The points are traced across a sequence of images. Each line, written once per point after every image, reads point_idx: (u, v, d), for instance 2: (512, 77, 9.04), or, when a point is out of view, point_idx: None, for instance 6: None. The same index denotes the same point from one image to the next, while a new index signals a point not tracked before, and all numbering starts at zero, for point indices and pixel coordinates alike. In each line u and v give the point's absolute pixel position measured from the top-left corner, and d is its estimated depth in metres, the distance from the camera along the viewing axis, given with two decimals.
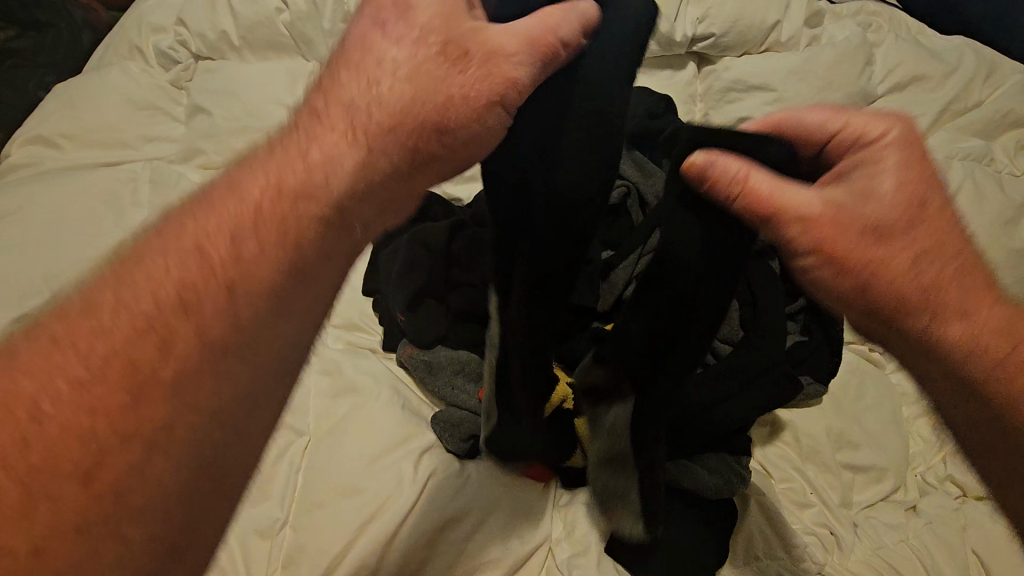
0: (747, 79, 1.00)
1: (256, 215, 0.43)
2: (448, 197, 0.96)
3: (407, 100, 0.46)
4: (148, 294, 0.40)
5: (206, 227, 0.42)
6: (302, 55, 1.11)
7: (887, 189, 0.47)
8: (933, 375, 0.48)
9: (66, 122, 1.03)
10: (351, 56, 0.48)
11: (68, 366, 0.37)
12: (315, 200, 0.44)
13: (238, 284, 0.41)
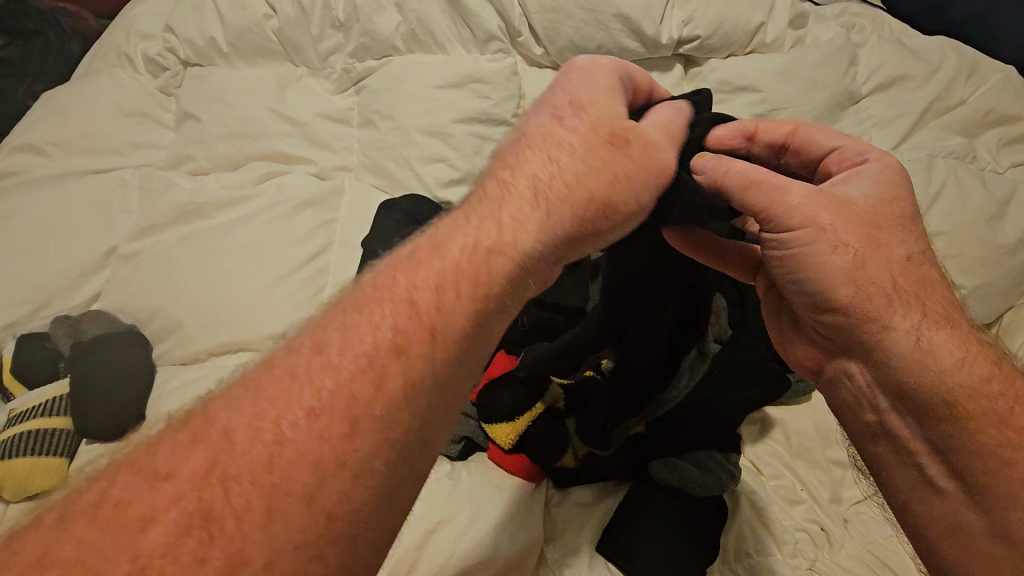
0: (732, 81, 1.03)
1: (376, 306, 0.45)
2: (439, 201, 0.97)
3: (446, 266, 0.47)
4: (318, 393, 0.41)
5: (424, 297, 0.45)
6: (291, 61, 1.09)
7: (810, 233, 0.53)
8: (942, 433, 0.48)
9: (54, 128, 1.03)
10: (492, 183, 0.51)
11: (308, 399, 0.40)
12: (421, 274, 0.46)
13: (387, 371, 0.42)
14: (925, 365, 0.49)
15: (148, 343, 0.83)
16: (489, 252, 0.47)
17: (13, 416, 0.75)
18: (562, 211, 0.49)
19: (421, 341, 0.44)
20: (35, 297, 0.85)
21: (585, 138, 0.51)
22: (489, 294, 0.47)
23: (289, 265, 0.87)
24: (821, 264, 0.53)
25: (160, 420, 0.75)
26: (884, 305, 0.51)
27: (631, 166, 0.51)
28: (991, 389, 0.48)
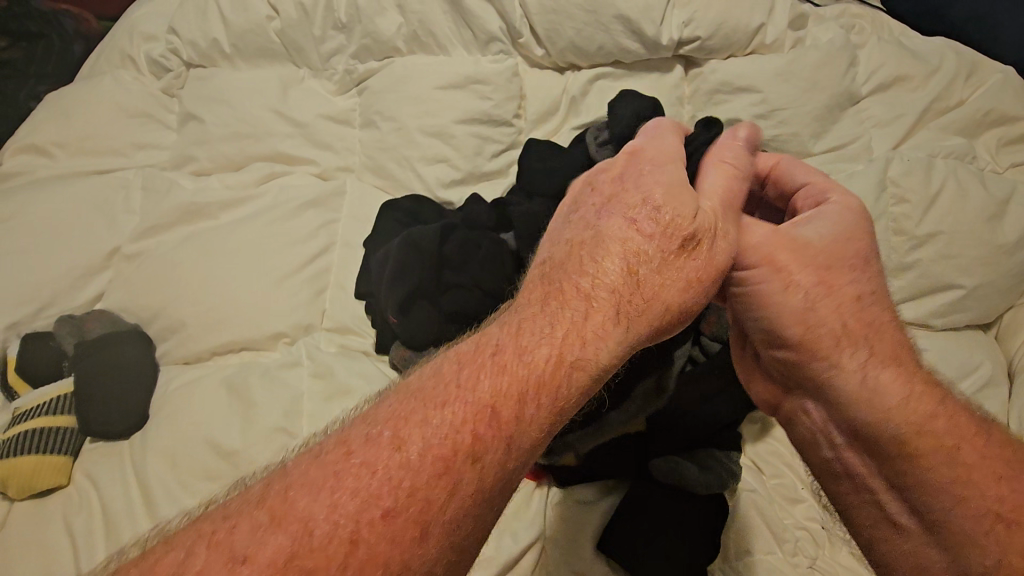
0: (732, 81, 1.04)
1: (458, 396, 0.43)
2: (439, 200, 0.98)
3: (527, 368, 0.45)
4: (398, 495, 0.38)
5: (508, 401, 0.43)
6: (293, 62, 1.10)
7: (759, 277, 0.59)
8: (905, 477, 0.53)
9: (58, 130, 1.03)
10: (561, 271, 0.52)
11: (385, 497, 0.38)
12: (500, 367, 0.44)
13: (465, 472, 0.40)
14: (871, 402, 0.55)
15: (151, 343, 0.83)
16: (571, 358, 0.46)
17: (17, 415, 0.75)
18: (641, 322, 0.50)
19: (501, 450, 0.41)
20: (40, 297, 0.86)
21: (663, 250, 0.52)
22: (568, 408, 0.45)
23: (291, 266, 0.88)
24: (776, 306, 0.58)
25: (163, 419, 0.75)
26: (833, 348, 0.57)
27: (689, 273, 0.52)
28: (943, 428, 0.52)
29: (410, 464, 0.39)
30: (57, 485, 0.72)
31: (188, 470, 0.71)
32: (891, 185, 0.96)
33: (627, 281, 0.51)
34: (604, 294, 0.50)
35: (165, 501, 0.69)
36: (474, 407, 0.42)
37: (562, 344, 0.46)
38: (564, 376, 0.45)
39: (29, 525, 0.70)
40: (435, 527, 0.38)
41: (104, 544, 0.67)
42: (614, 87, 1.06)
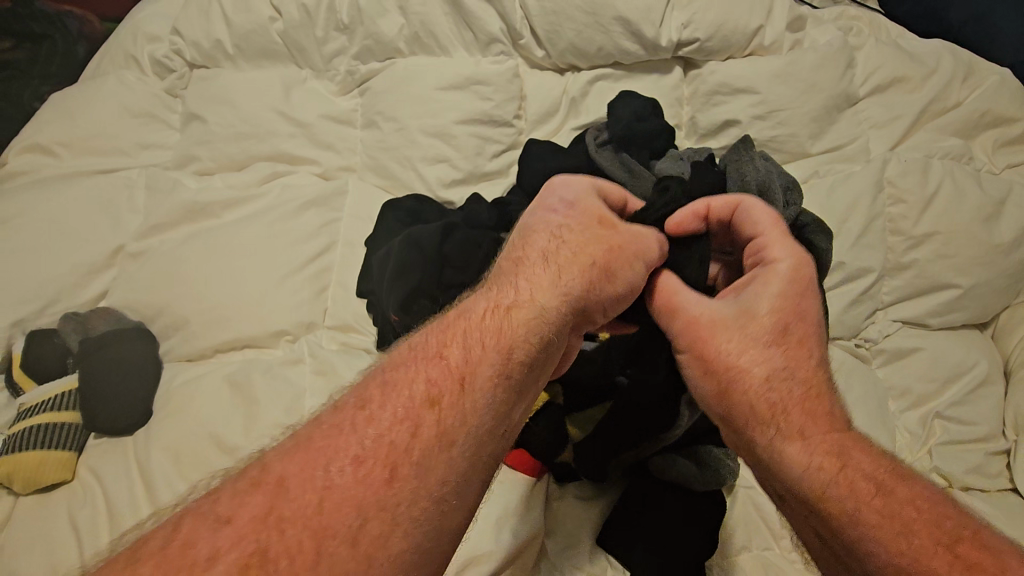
0: (731, 83, 1.05)
1: (410, 365, 0.50)
2: (440, 200, 0.99)
3: (470, 336, 0.52)
4: (364, 440, 0.44)
5: (455, 359, 0.50)
6: (296, 62, 1.11)
7: (689, 352, 0.62)
8: (833, 538, 0.51)
9: (62, 129, 1.04)
10: (503, 270, 0.59)
11: (351, 446, 0.43)
12: (448, 335, 0.53)
13: (426, 416, 0.46)
14: (787, 465, 0.54)
15: (154, 340, 0.84)
16: (508, 308, 0.55)
17: (22, 411, 0.76)
18: (573, 273, 0.57)
19: (453, 387, 0.49)
20: (44, 294, 0.87)
21: (580, 230, 0.61)
22: (517, 347, 0.53)
23: (292, 264, 0.89)
24: (701, 381, 0.60)
25: (167, 415, 0.76)
26: (752, 421, 0.56)
27: (610, 240, 0.61)
28: (858, 500, 0.50)
29: (372, 417, 0.46)
30: (62, 480, 0.73)
31: (192, 465, 0.71)
32: (887, 186, 0.97)
33: (552, 252, 0.59)
34: (532, 262, 0.58)
35: (169, 496, 0.69)
36: (427, 368, 0.49)
37: (499, 310, 0.54)
38: (507, 331, 0.53)
39: (34, 520, 0.70)
40: (402, 459, 0.44)
41: (108, 538, 0.68)
42: (613, 88, 1.07)
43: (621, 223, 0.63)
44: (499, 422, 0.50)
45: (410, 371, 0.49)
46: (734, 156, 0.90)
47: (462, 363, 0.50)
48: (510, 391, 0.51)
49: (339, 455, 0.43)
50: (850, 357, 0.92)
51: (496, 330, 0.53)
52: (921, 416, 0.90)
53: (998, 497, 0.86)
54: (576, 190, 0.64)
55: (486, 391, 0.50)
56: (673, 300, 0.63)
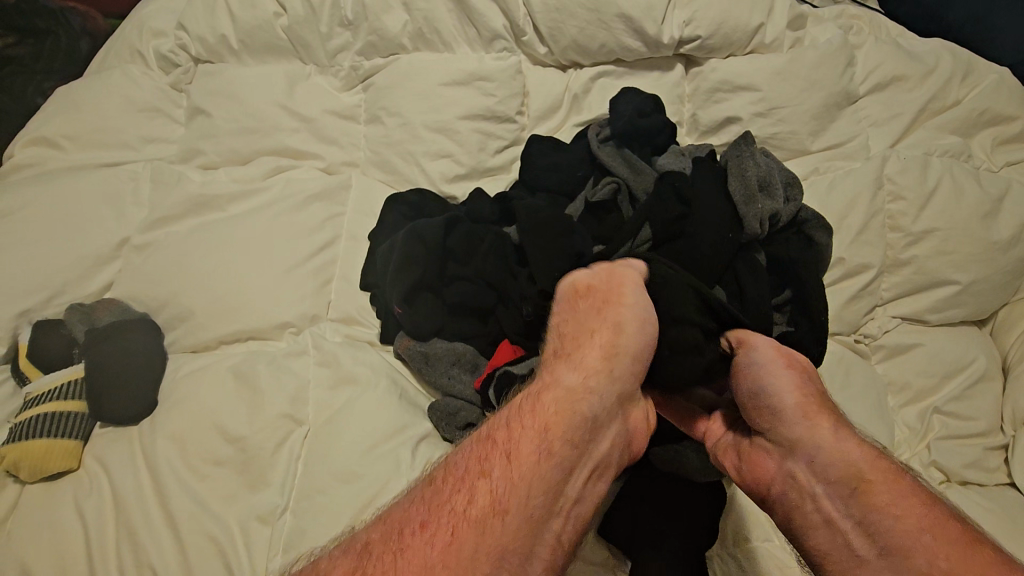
0: (732, 80, 1.05)
1: (469, 445, 0.58)
2: (444, 195, 0.99)
3: (515, 412, 0.59)
4: (428, 508, 0.52)
5: (504, 435, 0.57)
6: (300, 58, 1.11)
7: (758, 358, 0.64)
8: (882, 518, 0.51)
9: (68, 123, 1.05)
10: (549, 357, 0.66)
11: (420, 514, 0.52)
12: (501, 415, 0.60)
13: (476, 485, 0.53)
14: (842, 454, 0.56)
15: (159, 331, 0.85)
16: (538, 394, 0.60)
17: (28, 400, 0.77)
18: (582, 355, 0.63)
19: (501, 459, 0.55)
20: (49, 286, 0.87)
21: (579, 311, 0.68)
22: (553, 424, 0.57)
23: (298, 257, 0.89)
24: (778, 369, 0.62)
25: (173, 404, 0.76)
26: (820, 415, 0.59)
27: (602, 305, 0.67)
28: (905, 484, 0.54)
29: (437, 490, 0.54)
30: (69, 468, 0.73)
31: (196, 454, 0.72)
32: (887, 183, 0.98)
33: (566, 341, 0.66)
34: (558, 350, 0.65)
35: (174, 484, 0.70)
36: (482, 443, 0.57)
37: (541, 389, 0.61)
38: (545, 403, 0.59)
39: (39, 508, 0.71)
40: (454, 526, 0.50)
41: (114, 525, 0.69)
42: (614, 85, 1.08)
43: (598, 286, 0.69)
44: (550, 493, 0.54)
45: (468, 450, 0.57)
46: (734, 151, 0.91)
47: (510, 436, 0.56)
48: (554, 462, 0.55)
49: (408, 525, 0.51)
50: (849, 353, 0.93)
51: (536, 405, 0.59)
52: (919, 411, 0.91)
53: (997, 492, 0.87)
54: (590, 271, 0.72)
55: (531, 462, 0.54)
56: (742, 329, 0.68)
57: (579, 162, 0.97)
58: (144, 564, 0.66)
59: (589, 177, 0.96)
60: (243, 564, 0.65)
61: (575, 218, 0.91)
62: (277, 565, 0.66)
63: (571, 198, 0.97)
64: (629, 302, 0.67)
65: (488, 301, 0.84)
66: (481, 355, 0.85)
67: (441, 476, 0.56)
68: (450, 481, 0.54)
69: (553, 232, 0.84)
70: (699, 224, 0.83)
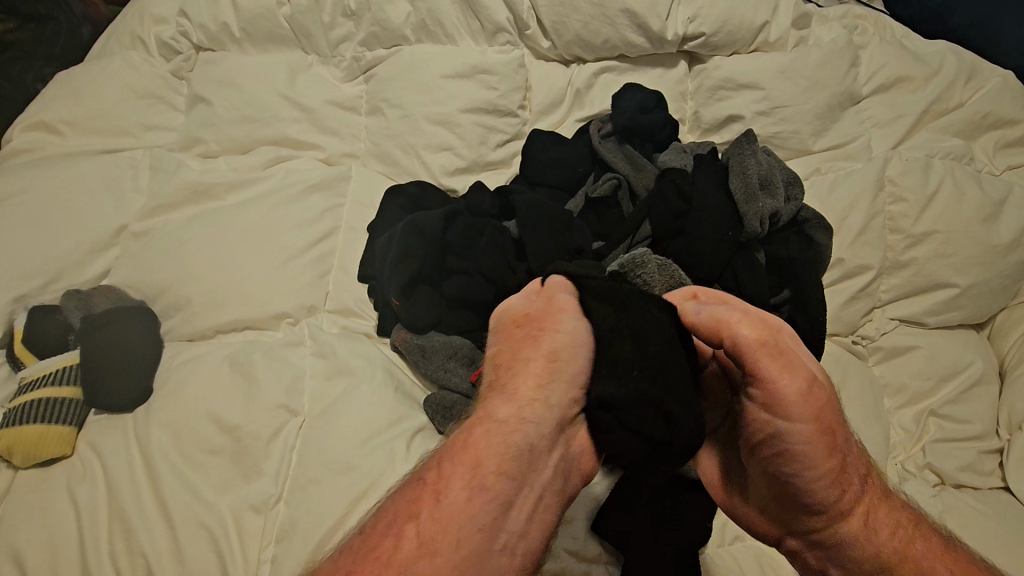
0: (735, 78, 1.05)
1: (401, 485, 0.55)
2: (444, 189, 0.99)
3: (444, 455, 0.55)
4: (353, 557, 0.48)
5: (432, 476, 0.53)
6: (302, 47, 1.11)
7: (798, 434, 0.55)
8: None
9: (68, 108, 1.04)
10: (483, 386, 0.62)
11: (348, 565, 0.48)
12: (437, 453, 0.57)
13: (407, 526, 0.50)
14: (871, 544, 0.56)
15: (156, 319, 0.85)
16: (472, 428, 0.56)
17: (23, 384, 0.77)
18: (511, 386, 0.59)
19: (429, 500, 0.51)
20: (46, 271, 0.87)
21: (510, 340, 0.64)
22: (484, 460, 0.53)
23: (296, 247, 0.89)
24: (815, 457, 0.55)
25: (169, 392, 0.76)
26: (855, 503, 0.56)
27: (535, 328, 0.62)
28: (908, 547, 0.56)
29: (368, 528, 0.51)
30: (62, 455, 0.73)
31: (191, 443, 0.72)
32: (889, 184, 0.98)
33: (500, 369, 0.62)
34: (492, 378, 0.62)
35: (167, 472, 0.70)
36: (412, 484, 0.54)
37: (469, 428, 0.57)
38: (472, 444, 0.55)
39: (34, 492, 0.71)
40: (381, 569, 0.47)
41: (107, 512, 0.68)
42: (617, 81, 1.08)
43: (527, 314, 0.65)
44: (487, 531, 0.51)
45: (400, 490, 0.54)
46: (737, 149, 0.90)
47: (436, 472, 0.54)
48: (486, 500, 0.52)
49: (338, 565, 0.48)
50: (846, 354, 0.93)
51: (465, 445, 0.55)
52: (915, 413, 0.92)
53: (991, 494, 0.87)
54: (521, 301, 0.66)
55: (461, 501, 0.51)
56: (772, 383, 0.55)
57: (580, 157, 0.97)
58: (137, 552, 0.65)
59: (590, 173, 0.96)
60: (235, 552, 0.65)
61: (575, 213, 0.91)
62: (270, 555, 0.66)
63: (571, 194, 0.97)
64: (565, 325, 0.62)
65: (486, 296, 0.84)
66: (477, 349, 0.84)
67: (376, 513, 0.53)
68: (384, 520, 0.51)
69: (552, 228, 0.84)
70: (699, 222, 0.83)
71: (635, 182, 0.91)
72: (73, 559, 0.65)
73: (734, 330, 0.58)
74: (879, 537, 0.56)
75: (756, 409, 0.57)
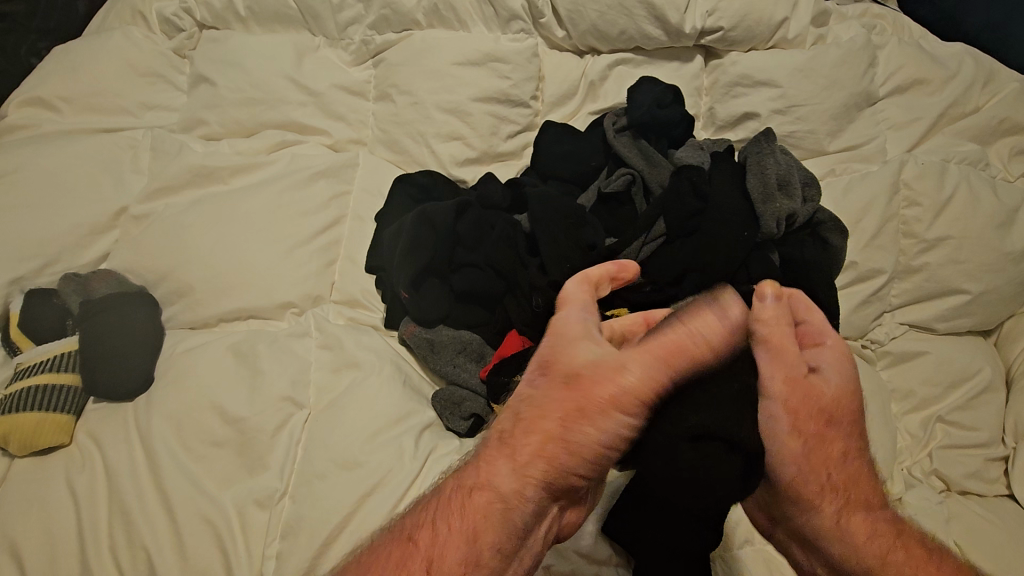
0: (753, 74, 1.03)
1: (390, 537, 0.56)
2: (453, 179, 0.97)
3: (441, 517, 0.55)
4: None
5: (425, 543, 0.54)
6: (309, 29, 1.07)
7: (777, 411, 0.58)
8: None
9: (65, 84, 1.01)
10: (498, 427, 0.58)
11: None
12: (433, 506, 0.56)
13: None
14: (846, 548, 0.59)
15: (157, 306, 0.82)
16: (471, 487, 0.55)
17: (20, 370, 0.75)
18: (526, 447, 0.55)
19: (421, 569, 0.53)
20: (42, 253, 0.84)
21: (548, 388, 0.57)
22: (483, 531, 0.53)
23: (302, 235, 0.87)
24: (776, 446, 0.59)
25: (170, 381, 0.74)
26: (835, 498, 0.59)
27: (578, 385, 0.55)
28: (860, 547, 0.58)
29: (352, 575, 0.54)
30: (61, 444, 0.71)
31: (193, 435, 0.70)
32: (904, 188, 0.97)
33: (517, 417, 0.57)
34: (510, 426, 0.57)
35: (169, 464, 0.68)
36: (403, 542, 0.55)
37: (473, 490, 0.55)
38: (472, 513, 0.54)
39: (31, 481, 0.69)
40: None
41: (106, 505, 0.67)
42: (632, 74, 1.05)
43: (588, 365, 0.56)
44: None
45: (390, 549, 0.55)
46: (755, 148, 0.89)
47: (429, 534, 0.54)
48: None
49: None
50: (856, 358, 0.93)
51: (466, 513, 0.54)
52: (923, 419, 0.92)
53: (995, 502, 0.87)
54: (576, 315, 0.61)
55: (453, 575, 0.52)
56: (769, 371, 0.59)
57: (594, 151, 0.95)
58: (138, 545, 0.64)
59: (603, 167, 0.95)
60: (239, 548, 0.64)
61: (588, 208, 0.89)
62: (275, 551, 0.64)
63: (584, 187, 0.95)
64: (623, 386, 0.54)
65: (495, 291, 0.83)
66: (487, 344, 0.83)
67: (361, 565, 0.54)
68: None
69: (565, 222, 0.82)
70: (716, 221, 0.82)
71: (651, 178, 0.89)
72: (73, 551, 0.64)
73: (762, 326, 0.59)
74: (858, 540, 0.59)
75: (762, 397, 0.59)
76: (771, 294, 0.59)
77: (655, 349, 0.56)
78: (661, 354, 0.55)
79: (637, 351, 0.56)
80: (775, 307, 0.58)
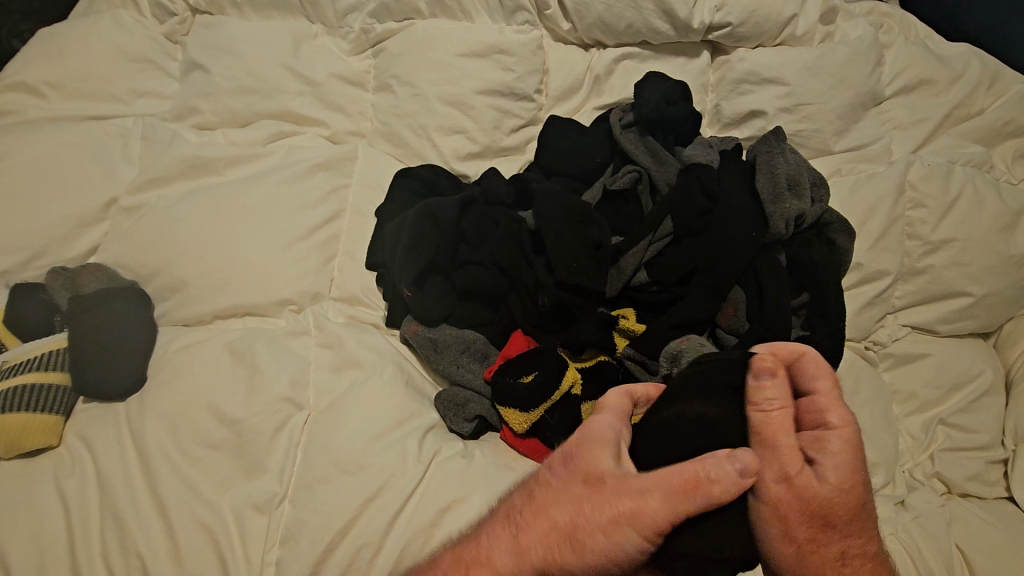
0: (760, 72, 1.02)
1: None
2: (455, 174, 0.95)
3: None
4: None
5: None
6: (307, 15, 1.04)
7: (772, 503, 0.54)
8: None
9: (50, 68, 0.96)
10: (507, 507, 0.59)
11: None
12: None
13: None
14: None
15: (149, 302, 0.79)
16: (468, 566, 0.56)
17: (4, 369, 0.71)
18: (534, 533, 0.55)
19: None
20: (29, 246, 0.81)
21: (568, 480, 0.56)
22: None
23: (300, 230, 0.84)
24: (769, 542, 0.55)
25: (164, 381, 0.71)
26: None
27: (592, 494, 0.54)
28: None
29: None
30: (48, 446, 0.68)
31: (188, 436, 0.68)
32: (909, 189, 0.96)
33: (525, 504, 0.58)
34: (522, 506, 0.58)
35: (163, 467, 0.66)
36: None
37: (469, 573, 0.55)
38: None
39: (18, 485, 0.66)
40: None
41: (97, 509, 0.64)
42: (639, 69, 1.04)
43: (611, 474, 0.54)
44: None
45: None
46: (764, 147, 0.88)
47: None
48: None
49: None
50: (859, 360, 0.92)
51: None
52: (924, 421, 0.92)
53: (995, 504, 0.87)
54: (607, 424, 0.59)
55: None
56: (766, 457, 0.55)
57: (600, 147, 0.93)
58: (132, 552, 0.62)
59: (608, 163, 0.93)
60: (238, 554, 0.62)
61: (593, 205, 0.87)
62: (274, 557, 0.63)
63: (589, 184, 0.93)
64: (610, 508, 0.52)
65: (500, 289, 0.81)
66: (490, 343, 0.82)
67: None
68: None
69: (572, 220, 0.81)
70: (726, 221, 0.80)
71: (659, 176, 0.87)
72: (63, 557, 0.62)
73: (757, 412, 0.57)
74: None
75: (763, 484, 0.54)
76: (765, 371, 0.57)
77: (676, 475, 0.52)
78: (679, 484, 0.52)
79: (658, 474, 0.53)
80: (776, 389, 0.57)
